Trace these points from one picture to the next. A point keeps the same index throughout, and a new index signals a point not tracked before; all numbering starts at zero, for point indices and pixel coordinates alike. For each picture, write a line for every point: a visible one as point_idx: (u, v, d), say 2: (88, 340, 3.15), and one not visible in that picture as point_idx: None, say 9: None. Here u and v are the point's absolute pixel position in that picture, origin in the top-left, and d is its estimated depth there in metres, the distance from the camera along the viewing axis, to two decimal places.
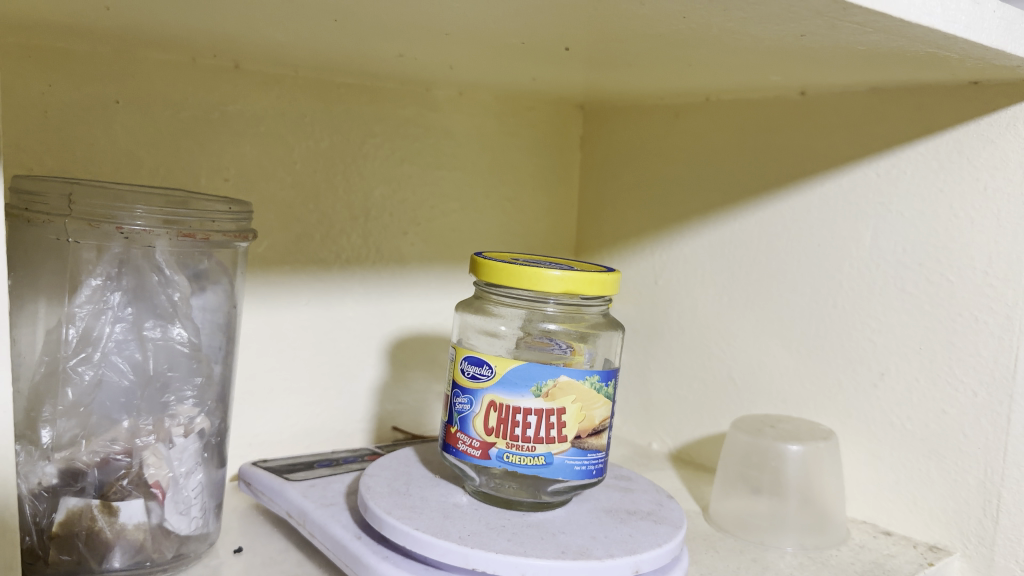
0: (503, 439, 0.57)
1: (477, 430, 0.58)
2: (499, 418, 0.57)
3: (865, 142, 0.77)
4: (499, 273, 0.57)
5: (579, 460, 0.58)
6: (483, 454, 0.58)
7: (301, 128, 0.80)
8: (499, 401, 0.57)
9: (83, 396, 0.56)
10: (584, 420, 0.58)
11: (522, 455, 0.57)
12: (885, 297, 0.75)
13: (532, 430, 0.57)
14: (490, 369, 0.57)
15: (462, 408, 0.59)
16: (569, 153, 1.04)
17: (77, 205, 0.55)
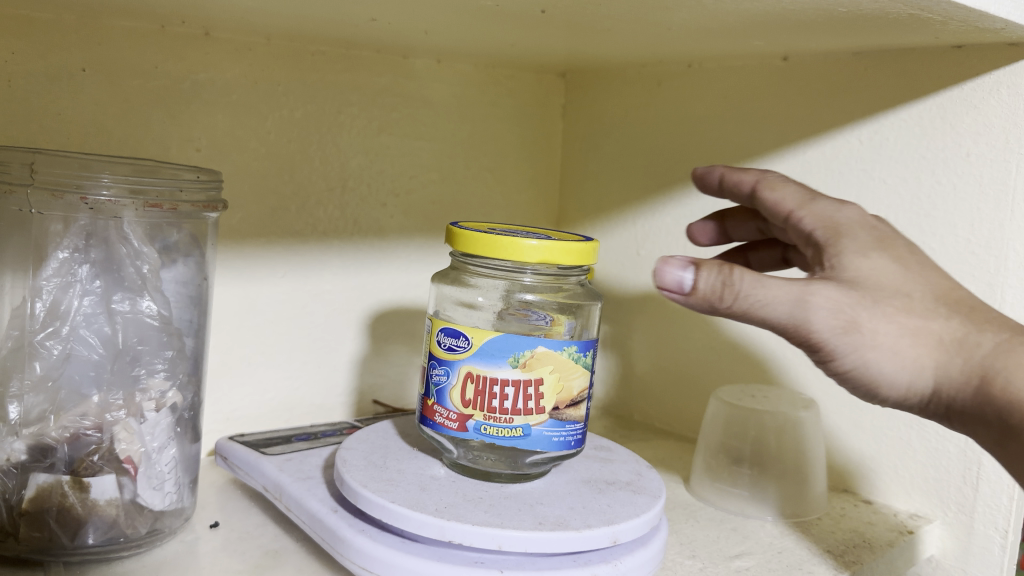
0: (480, 411, 0.57)
1: (454, 402, 0.58)
2: (476, 390, 0.56)
3: (848, 108, 0.76)
4: (473, 243, 0.56)
5: (557, 432, 0.58)
6: (461, 427, 0.57)
7: (275, 97, 0.78)
8: (476, 373, 0.56)
9: (51, 370, 0.55)
10: (562, 391, 0.57)
11: (500, 427, 0.57)
12: None
13: (509, 401, 0.56)
14: (467, 340, 0.56)
15: (439, 379, 0.58)
16: (550, 122, 1.03)
17: (40, 174, 0.53)
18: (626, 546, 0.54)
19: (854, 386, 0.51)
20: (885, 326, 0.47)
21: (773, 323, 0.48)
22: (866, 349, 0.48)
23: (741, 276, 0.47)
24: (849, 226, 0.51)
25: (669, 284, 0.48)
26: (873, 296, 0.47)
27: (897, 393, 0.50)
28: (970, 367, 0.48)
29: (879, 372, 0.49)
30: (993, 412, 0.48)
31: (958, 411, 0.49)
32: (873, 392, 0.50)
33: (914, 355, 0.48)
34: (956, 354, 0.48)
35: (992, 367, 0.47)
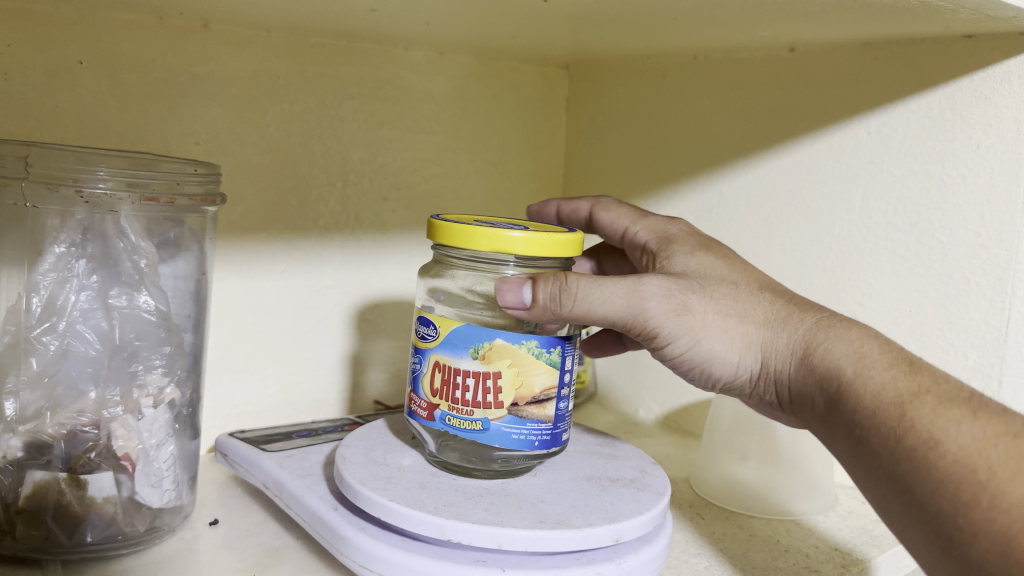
0: (445, 401, 0.56)
1: (426, 391, 0.57)
2: (443, 380, 0.56)
3: (856, 100, 0.75)
4: (455, 236, 0.55)
5: (516, 430, 0.55)
6: (429, 415, 0.57)
7: (275, 90, 0.78)
8: (444, 362, 0.56)
9: (47, 366, 0.55)
10: (522, 387, 0.55)
11: (460, 419, 0.56)
12: (875, 259, 0.74)
13: (469, 393, 0.55)
14: (436, 329, 0.56)
15: (415, 367, 0.58)
16: (554, 116, 1.02)
17: (35, 167, 0.53)
18: (629, 544, 0.54)
19: (695, 372, 0.59)
20: (710, 315, 0.56)
21: (609, 321, 0.56)
22: (704, 330, 0.56)
23: (570, 281, 0.54)
24: (677, 236, 0.66)
25: (513, 300, 0.55)
26: (707, 292, 0.57)
27: (731, 375, 0.58)
28: (783, 342, 0.55)
29: (705, 352, 0.57)
30: (808, 383, 0.54)
31: (782, 387, 0.56)
32: (715, 375, 0.58)
33: (736, 337, 0.56)
34: (771, 331, 0.56)
35: (803, 337, 0.55)
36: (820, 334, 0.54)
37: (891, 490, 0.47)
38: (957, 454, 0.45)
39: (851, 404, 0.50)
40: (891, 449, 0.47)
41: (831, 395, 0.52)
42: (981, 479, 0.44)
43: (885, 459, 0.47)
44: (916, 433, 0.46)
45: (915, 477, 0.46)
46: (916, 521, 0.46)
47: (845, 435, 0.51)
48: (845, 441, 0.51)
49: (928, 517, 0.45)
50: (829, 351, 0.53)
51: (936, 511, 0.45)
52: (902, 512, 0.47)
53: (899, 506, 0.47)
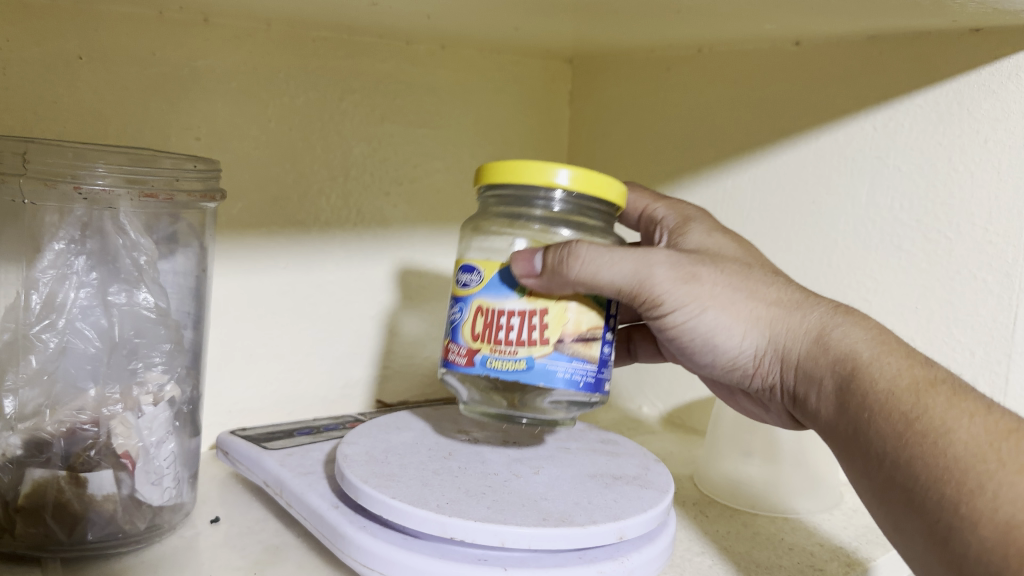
0: (488, 343, 0.52)
1: (465, 336, 0.53)
2: (486, 323, 0.52)
3: (862, 93, 0.74)
4: (499, 172, 0.53)
5: (564, 366, 0.51)
6: (469, 361, 0.53)
7: (276, 84, 0.77)
8: (486, 306, 0.52)
9: (46, 363, 0.54)
10: (569, 325, 0.52)
11: (505, 360, 0.51)
12: (880, 254, 0.73)
13: (516, 332, 0.51)
14: (478, 273, 0.53)
15: (453, 317, 0.54)
16: (557, 109, 1.01)
17: (33, 163, 0.52)
18: (632, 542, 0.53)
19: (698, 347, 0.58)
20: (720, 293, 0.56)
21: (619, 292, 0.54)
22: (714, 307, 0.56)
23: (579, 248, 0.52)
24: (694, 219, 0.67)
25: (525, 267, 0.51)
26: (720, 270, 0.56)
27: (736, 354, 0.58)
28: (796, 327, 0.55)
29: (712, 329, 0.56)
30: (815, 371, 0.53)
31: (789, 371, 0.56)
32: (719, 354, 0.58)
33: (747, 315, 0.56)
34: (785, 314, 0.55)
35: (817, 323, 0.54)
36: (833, 322, 0.54)
37: (894, 478, 0.47)
38: (967, 443, 0.44)
39: (864, 391, 0.50)
40: (900, 436, 0.47)
41: (841, 383, 0.51)
42: (988, 468, 0.43)
43: (892, 447, 0.47)
44: (930, 421, 0.46)
45: (920, 465, 0.45)
46: (913, 508, 0.45)
47: (852, 424, 0.50)
48: (851, 430, 0.50)
49: (929, 504, 0.44)
50: (840, 339, 0.52)
51: (937, 498, 0.44)
52: (900, 501, 0.46)
53: (898, 494, 0.46)
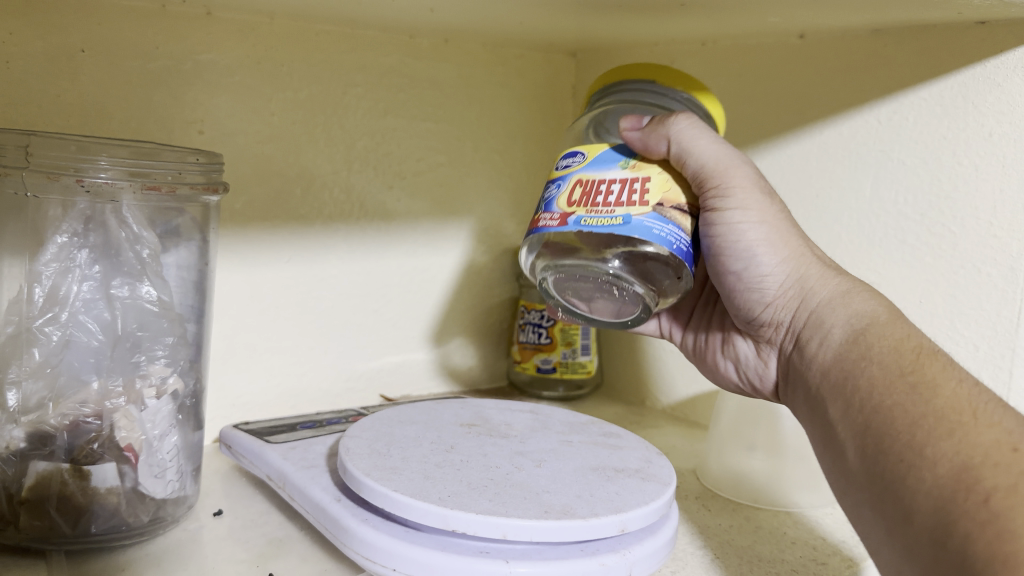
0: (584, 205, 0.52)
1: (559, 206, 0.54)
2: (585, 191, 0.53)
3: (866, 87, 0.73)
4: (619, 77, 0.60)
5: (658, 226, 0.52)
6: (562, 223, 0.52)
7: (279, 78, 0.77)
8: (586, 180, 0.54)
9: (50, 356, 0.54)
10: (667, 193, 0.54)
11: (604, 217, 0.51)
12: (884, 248, 0.73)
13: (615, 196, 0.52)
14: (582, 156, 0.55)
15: (548, 194, 0.55)
16: (561, 104, 1.01)
17: (35, 157, 0.52)
18: (633, 535, 0.53)
19: (729, 266, 0.61)
20: (775, 231, 0.60)
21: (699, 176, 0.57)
22: (762, 238, 0.59)
23: (682, 122, 0.56)
24: None
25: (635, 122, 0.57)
26: (778, 214, 0.61)
27: (761, 285, 0.61)
28: (827, 282, 0.59)
29: (752, 252, 0.59)
30: (831, 319, 0.57)
31: (805, 315, 0.59)
32: (746, 276, 0.61)
33: (790, 256, 0.60)
34: (821, 272, 0.60)
35: (849, 284, 0.58)
36: (861, 289, 0.58)
37: (874, 418, 0.49)
38: (953, 400, 0.47)
39: (876, 339, 0.53)
40: (893, 382, 0.50)
41: (853, 331, 0.55)
42: (963, 419, 0.45)
43: (881, 389, 0.50)
44: (926, 375, 0.49)
45: (903, 409, 0.48)
46: (882, 444, 0.48)
47: (850, 365, 0.54)
48: (847, 370, 0.54)
49: (900, 443, 0.47)
50: (862, 301, 0.57)
51: (909, 438, 0.47)
52: (872, 437, 0.49)
53: (872, 431, 0.49)
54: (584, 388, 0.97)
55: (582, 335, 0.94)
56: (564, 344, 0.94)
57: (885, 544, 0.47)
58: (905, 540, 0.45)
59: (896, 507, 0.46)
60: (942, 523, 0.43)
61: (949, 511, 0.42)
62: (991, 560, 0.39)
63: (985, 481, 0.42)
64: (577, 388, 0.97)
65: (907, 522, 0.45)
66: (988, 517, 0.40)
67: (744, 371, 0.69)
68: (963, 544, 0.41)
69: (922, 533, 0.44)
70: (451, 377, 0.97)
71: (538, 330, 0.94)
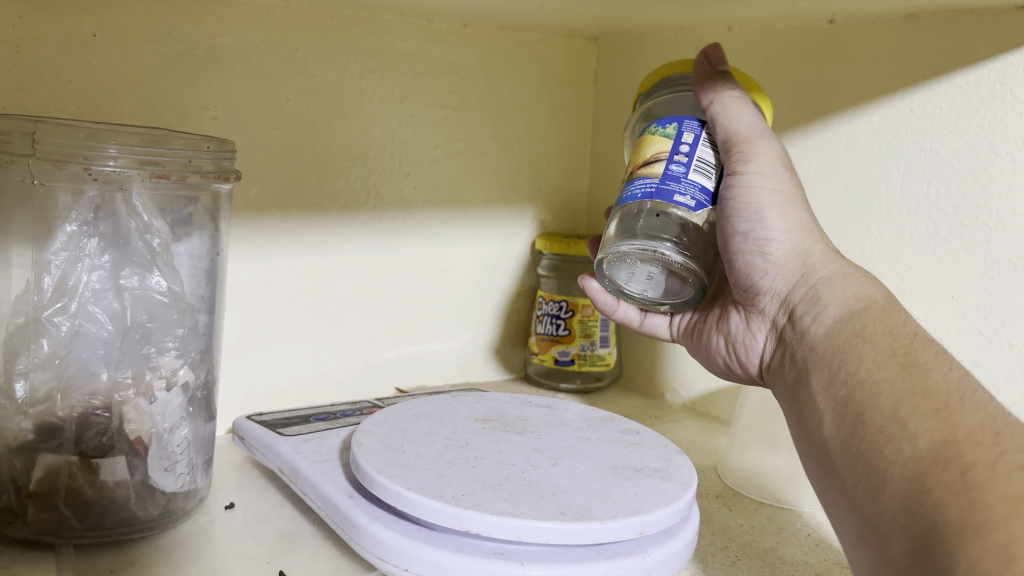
0: None
1: None
2: None
3: (900, 73, 0.71)
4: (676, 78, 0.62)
5: (628, 190, 0.56)
6: None
7: (294, 63, 0.76)
8: None
9: (59, 347, 0.53)
10: (637, 158, 0.57)
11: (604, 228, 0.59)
12: (916, 242, 0.71)
13: None
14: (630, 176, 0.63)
15: None
16: (582, 89, 0.99)
17: (42, 144, 0.51)
18: (652, 537, 0.52)
19: (731, 232, 0.59)
20: (784, 201, 0.59)
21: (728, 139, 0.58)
22: (774, 205, 0.58)
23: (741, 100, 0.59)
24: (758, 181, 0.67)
25: (716, 56, 0.61)
26: (788, 188, 0.60)
27: (761, 253, 0.59)
28: (827, 261, 0.57)
29: (760, 217, 0.58)
30: (828, 295, 0.55)
31: (802, 288, 0.57)
32: (749, 240, 0.59)
33: (797, 228, 0.59)
34: (825, 251, 0.58)
35: (850, 265, 0.57)
36: (861, 273, 0.56)
37: (858, 392, 0.48)
38: (941, 382, 0.46)
39: (871, 319, 0.52)
40: (883, 360, 0.49)
41: (848, 309, 0.54)
42: (950, 401, 0.45)
43: (869, 365, 0.49)
44: (918, 359, 0.48)
45: (890, 386, 0.47)
46: (863, 416, 0.47)
47: (841, 341, 0.52)
48: (838, 346, 0.52)
49: (882, 416, 0.46)
50: (860, 283, 0.55)
51: (892, 413, 0.46)
52: (853, 409, 0.48)
53: (854, 404, 0.48)
54: (603, 379, 0.96)
55: (602, 327, 0.92)
56: (583, 335, 0.92)
57: (853, 512, 0.45)
58: (874, 509, 0.44)
59: (869, 476, 0.45)
60: (915, 494, 0.41)
61: (924, 481, 0.41)
62: (961, 527, 0.38)
63: (964, 456, 0.41)
64: (594, 379, 0.96)
65: (879, 491, 0.44)
66: (963, 486, 0.40)
67: (734, 347, 0.66)
68: (934, 512, 0.40)
69: (893, 501, 0.43)
70: (468, 368, 0.96)
71: (555, 321, 0.92)
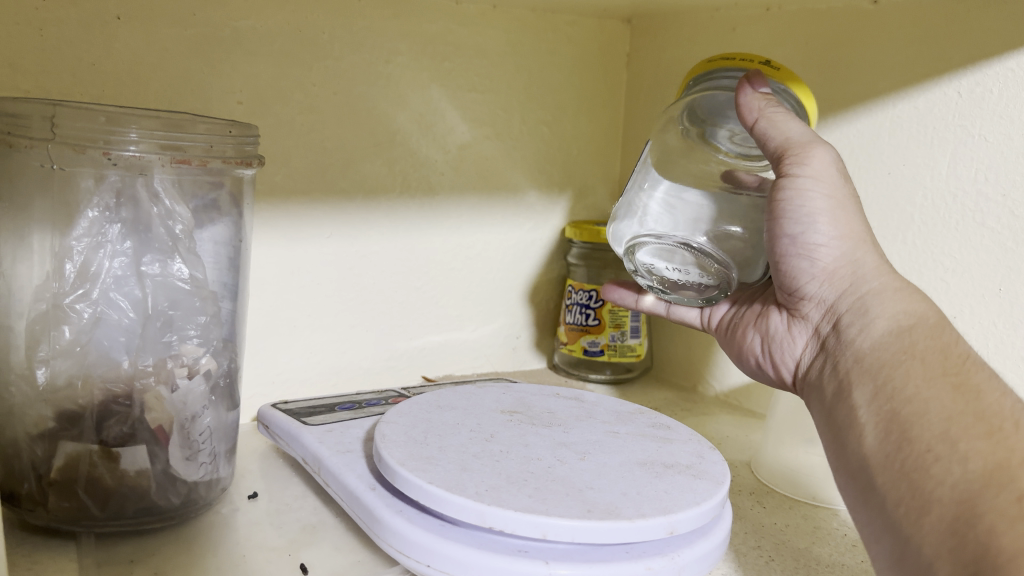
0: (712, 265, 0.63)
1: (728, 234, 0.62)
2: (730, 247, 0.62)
3: (947, 55, 0.68)
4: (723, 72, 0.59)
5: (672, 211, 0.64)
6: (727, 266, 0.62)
7: (320, 46, 0.74)
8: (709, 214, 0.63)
9: (80, 334, 0.53)
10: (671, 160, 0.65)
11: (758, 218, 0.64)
12: (961, 231, 0.68)
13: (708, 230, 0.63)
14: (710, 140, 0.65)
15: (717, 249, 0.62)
16: (614, 73, 0.96)
17: (60, 128, 0.50)
18: (682, 536, 0.50)
19: (779, 233, 0.58)
20: (837, 207, 0.57)
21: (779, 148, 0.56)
22: (824, 211, 0.56)
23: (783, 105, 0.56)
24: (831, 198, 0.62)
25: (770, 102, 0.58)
26: (844, 194, 0.58)
27: (809, 256, 0.57)
28: (879, 273, 0.55)
29: (811, 221, 0.56)
30: (878, 309, 0.53)
31: (850, 298, 0.56)
32: (798, 243, 0.57)
33: (847, 237, 0.57)
34: (876, 262, 0.56)
35: (904, 281, 0.55)
36: (915, 289, 0.54)
37: (904, 408, 0.47)
38: (996, 406, 0.45)
39: (921, 336, 0.50)
40: (933, 378, 0.47)
41: (897, 326, 0.52)
42: (1004, 425, 0.44)
43: (918, 382, 0.48)
44: (970, 380, 0.47)
45: (940, 405, 0.46)
46: (908, 434, 0.46)
47: (888, 356, 0.51)
48: (885, 361, 0.51)
49: (930, 434, 0.45)
50: (913, 299, 0.53)
51: (941, 432, 0.45)
52: (898, 426, 0.47)
53: (900, 420, 0.47)
54: (633, 371, 0.94)
55: (632, 317, 0.90)
56: (612, 325, 0.90)
57: (893, 531, 0.45)
58: (916, 528, 0.43)
59: (913, 496, 0.44)
60: (964, 516, 0.41)
61: (974, 505, 0.41)
62: (1013, 555, 0.38)
63: (1017, 482, 0.40)
64: (626, 370, 0.94)
65: (924, 512, 0.43)
66: (1018, 514, 0.39)
67: (771, 346, 0.65)
68: (985, 536, 0.39)
69: (938, 523, 0.42)
70: (496, 357, 0.95)
71: (584, 311, 0.91)
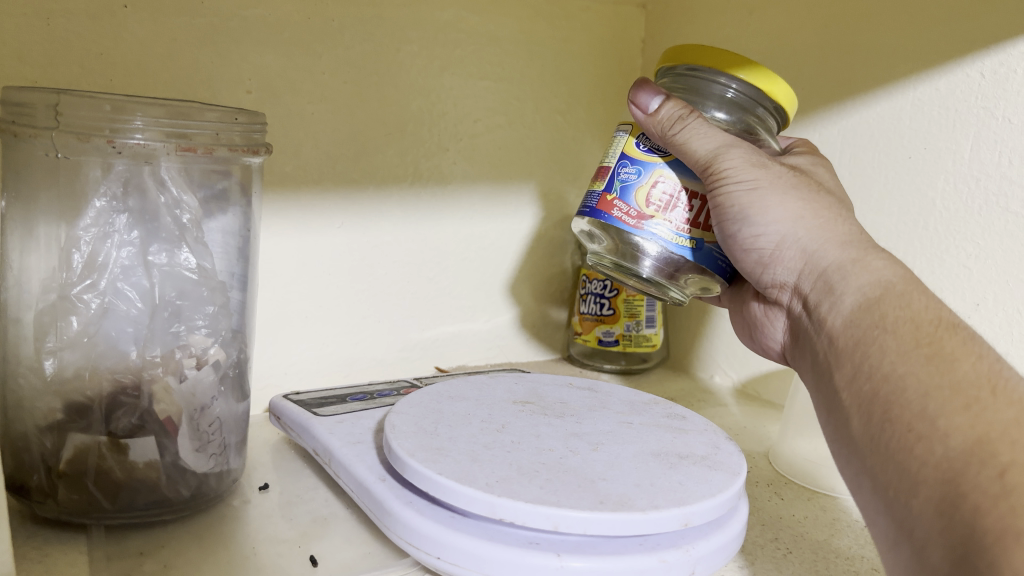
0: (660, 212, 0.57)
1: (637, 198, 0.58)
2: (663, 194, 0.58)
3: (971, 35, 0.66)
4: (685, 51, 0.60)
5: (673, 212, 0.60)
6: (637, 222, 0.57)
7: (329, 35, 0.73)
8: (666, 178, 0.58)
9: (88, 325, 0.52)
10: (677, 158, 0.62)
11: (678, 233, 0.58)
12: (985, 217, 0.67)
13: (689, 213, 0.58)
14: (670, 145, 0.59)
15: (626, 176, 0.59)
16: (629, 59, 0.95)
17: (65, 117, 0.50)
18: (697, 529, 0.49)
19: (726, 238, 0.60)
20: (768, 193, 0.58)
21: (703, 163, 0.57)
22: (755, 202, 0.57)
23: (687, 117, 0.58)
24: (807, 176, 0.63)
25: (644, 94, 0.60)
26: (778, 177, 0.59)
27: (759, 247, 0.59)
28: (836, 246, 0.55)
29: (747, 216, 0.58)
30: (843, 284, 0.53)
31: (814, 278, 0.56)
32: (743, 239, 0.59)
33: (787, 217, 0.58)
34: (824, 234, 0.56)
35: (861, 247, 0.55)
36: (874, 254, 0.54)
37: (883, 388, 0.46)
38: (971, 374, 0.44)
39: (890, 307, 0.50)
40: (906, 352, 0.47)
41: (864, 298, 0.51)
42: (980, 394, 0.42)
43: (892, 360, 0.47)
44: (943, 349, 0.46)
45: (915, 381, 0.45)
46: (889, 414, 0.45)
47: (862, 333, 0.50)
48: (859, 339, 0.50)
49: (910, 413, 0.44)
50: (874, 266, 0.53)
51: (920, 410, 0.44)
52: (879, 406, 0.46)
53: (879, 401, 0.46)
54: (648, 361, 0.93)
55: (647, 307, 0.90)
56: (627, 315, 0.89)
57: (887, 511, 0.44)
58: (908, 510, 0.42)
59: (900, 478, 0.43)
60: (949, 497, 0.40)
61: (958, 483, 0.40)
62: (1001, 535, 0.36)
63: (1001, 456, 0.39)
64: (640, 360, 0.92)
65: (912, 493, 0.42)
66: (1002, 491, 0.38)
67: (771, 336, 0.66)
68: (971, 517, 0.38)
69: (927, 505, 0.41)
70: (510, 348, 0.94)
71: (599, 301, 0.90)
